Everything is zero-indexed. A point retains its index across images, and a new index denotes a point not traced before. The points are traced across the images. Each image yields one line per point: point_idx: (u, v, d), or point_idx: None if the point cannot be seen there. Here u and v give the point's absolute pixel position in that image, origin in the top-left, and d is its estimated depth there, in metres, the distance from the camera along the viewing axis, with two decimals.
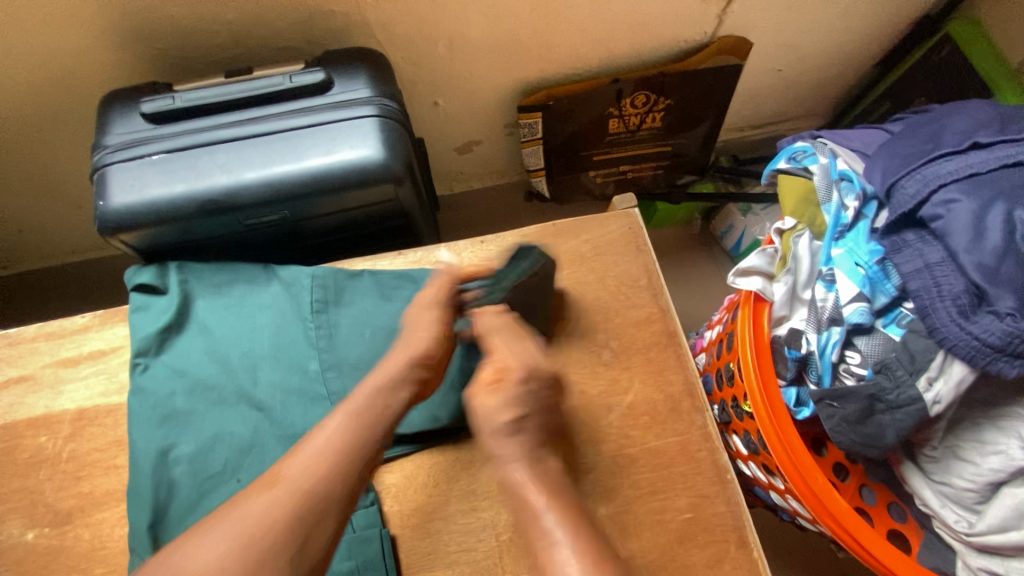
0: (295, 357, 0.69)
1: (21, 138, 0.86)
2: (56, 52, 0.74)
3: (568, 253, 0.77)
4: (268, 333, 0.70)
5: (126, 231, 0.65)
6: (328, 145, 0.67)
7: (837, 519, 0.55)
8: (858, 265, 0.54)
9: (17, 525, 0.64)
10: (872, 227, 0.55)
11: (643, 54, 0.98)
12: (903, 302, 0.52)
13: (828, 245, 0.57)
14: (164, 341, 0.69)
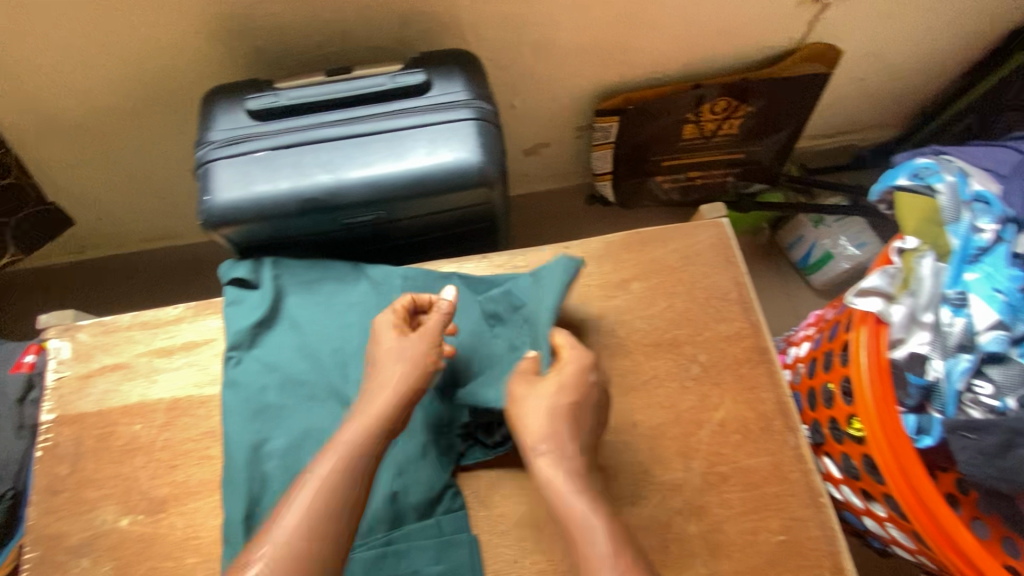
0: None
1: (114, 130, 0.88)
2: (158, 47, 0.76)
3: (657, 262, 0.76)
4: (357, 330, 0.70)
5: (230, 226, 0.66)
6: (429, 147, 0.68)
7: (967, 555, 0.51)
8: (998, 291, 0.52)
9: (112, 511, 0.65)
10: (1011, 252, 0.54)
11: (726, 59, 0.96)
12: None
13: (957, 268, 0.55)
14: (257, 335, 0.70)
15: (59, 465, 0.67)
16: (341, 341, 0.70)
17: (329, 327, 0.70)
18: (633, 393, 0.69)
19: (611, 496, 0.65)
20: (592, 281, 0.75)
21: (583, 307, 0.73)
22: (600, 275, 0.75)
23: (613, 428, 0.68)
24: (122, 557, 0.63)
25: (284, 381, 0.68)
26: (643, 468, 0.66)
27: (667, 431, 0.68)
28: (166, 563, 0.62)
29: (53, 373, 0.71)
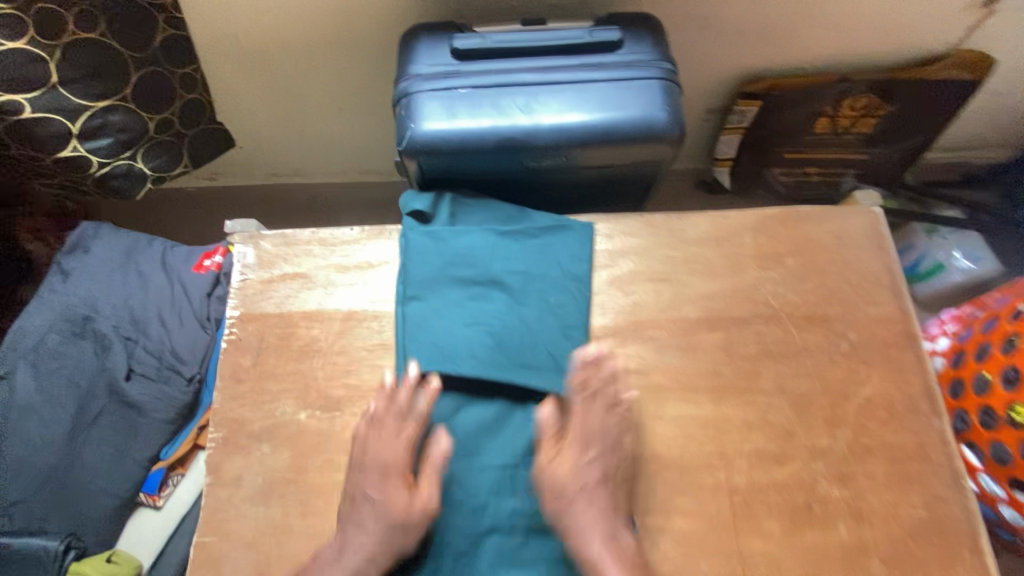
0: (549, 295, 0.73)
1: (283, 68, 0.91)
2: None
3: (810, 240, 0.78)
4: (525, 267, 0.74)
5: (427, 155, 0.70)
6: (621, 101, 0.70)
7: None
8: None
9: (291, 403, 0.70)
10: None
11: (877, 55, 0.98)
12: None
13: None
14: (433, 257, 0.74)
15: (243, 356, 0.72)
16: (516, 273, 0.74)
17: (498, 260, 0.74)
18: (783, 360, 0.72)
19: (757, 452, 0.68)
20: (747, 251, 0.77)
21: (736, 275, 0.76)
22: (754, 246, 0.77)
23: (763, 390, 0.70)
24: (301, 445, 0.68)
25: (461, 308, 0.72)
26: (792, 430, 0.69)
27: (816, 400, 0.70)
28: (343, 454, 0.68)
29: (238, 274, 0.77)
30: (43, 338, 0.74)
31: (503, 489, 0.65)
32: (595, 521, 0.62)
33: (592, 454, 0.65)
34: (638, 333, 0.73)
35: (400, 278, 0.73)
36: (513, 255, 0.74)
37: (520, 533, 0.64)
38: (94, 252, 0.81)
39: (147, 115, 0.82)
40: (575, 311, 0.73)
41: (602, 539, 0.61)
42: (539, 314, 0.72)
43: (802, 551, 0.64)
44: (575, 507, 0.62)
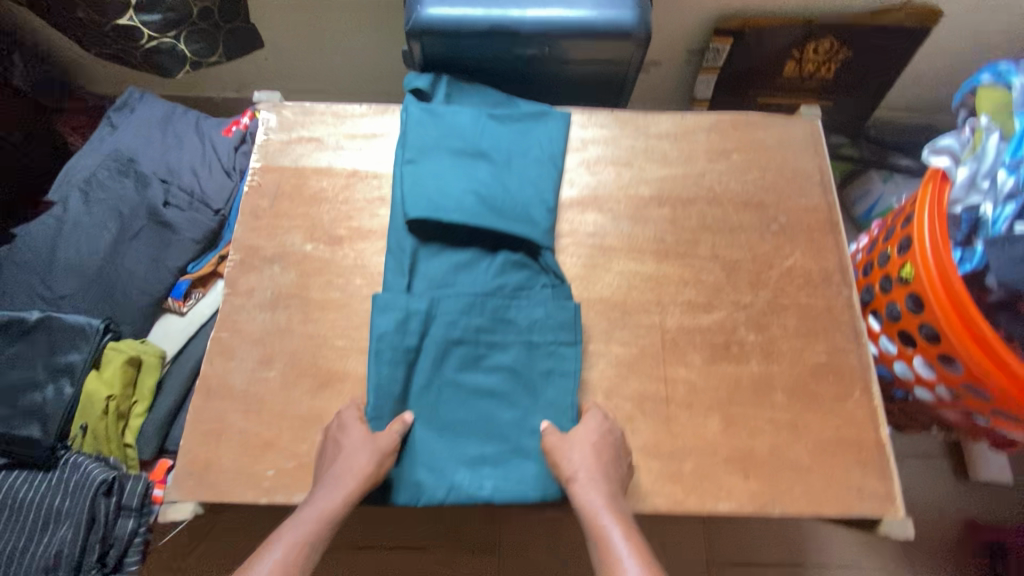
0: (527, 168, 0.85)
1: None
2: None
3: (756, 141, 0.90)
4: (507, 142, 0.86)
5: (428, 35, 0.83)
6: (597, 0, 0.83)
7: (971, 341, 0.65)
8: None
9: (299, 237, 0.83)
10: None
11: (839, 3, 1.10)
12: None
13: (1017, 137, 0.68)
14: (430, 125, 0.85)
15: (261, 198, 0.85)
16: (500, 147, 0.86)
17: (485, 132, 0.86)
18: (720, 234, 0.84)
19: (690, 302, 0.80)
20: (699, 146, 0.89)
21: (687, 165, 0.88)
22: (706, 143, 0.89)
23: (699, 255, 0.83)
24: (306, 269, 0.81)
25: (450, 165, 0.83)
26: (721, 288, 0.81)
27: (744, 266, 0.82)
28: (340, 279, 0.80)
29: (261, 135, 0.89)
30: (93, 173, 0.87)
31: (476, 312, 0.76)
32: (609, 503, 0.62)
33: (592, 468, 0.64)
34: (598, 204, 0.85)
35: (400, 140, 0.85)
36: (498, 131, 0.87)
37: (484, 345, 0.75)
38: (139, 112, 0.94)
39: (192, 2, 0.95)
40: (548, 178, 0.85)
41: (604, 493, 0.62)
42: (518, 179, 0.84)
43: (718, 379, 0.76)
44: (582, 486, 0.63)
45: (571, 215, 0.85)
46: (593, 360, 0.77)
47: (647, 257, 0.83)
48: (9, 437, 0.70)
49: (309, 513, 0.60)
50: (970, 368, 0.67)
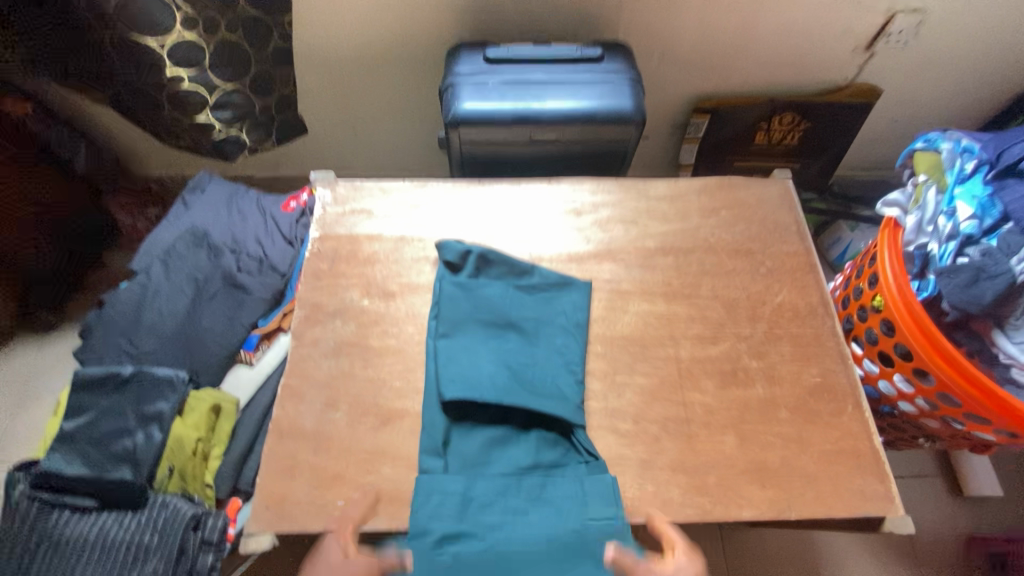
0: (556, 338, 0.91)
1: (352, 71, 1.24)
2: (412, 8, 1.11)
3: (740, 199, 1.06)
4: (533, 314, 0.93)
5: (464, 124, 1.00)
6: (601, 93, 1.01)
7: (940, 356, 0.78)
8: (975, 197, 0.78)
9: (357, 293, 0.95)
10: (985, 178, 0.80)
11: (794, 86, 1.32)
12: (1004, 224, 0.76)
13: (951, 188, 0.82)
14: (457, 327, 0.90)
15: (321, 261, 0.98)
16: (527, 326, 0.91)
17: (512, 306, 0.93)
18: (718, 277, 0.98)
19: (698, 336, 0.93)
20: (692, 205, 1.05)
21: (684, 221, 1.04)
22: (698, 202, 1.06)
23: (702, 295, 0.96)
24: (364, 320, 0.92)
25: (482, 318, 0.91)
26: (724, 323, 0.94)
27: (742, 303, 0.96)
28: (394, 328, 0.92)
29: (319, 208, 1.04)
30: (171, 246, 0.99)
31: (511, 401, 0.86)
32: None
33: None
34: (612, 255, 1.00)
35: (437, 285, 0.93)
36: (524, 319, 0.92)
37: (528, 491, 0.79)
38: (209, 192, 1.08)
39: (257, 98, 1.12)
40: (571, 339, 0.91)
41: None
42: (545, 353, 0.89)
43: (729, 400, 0.87)
44: None
45: (590, 266, 0.99)
46: (620, 390, 0.88)
47: (658, 298, 0.96)
48: (103, 480, 0.78)
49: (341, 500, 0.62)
50: (941, 381, 0.80)
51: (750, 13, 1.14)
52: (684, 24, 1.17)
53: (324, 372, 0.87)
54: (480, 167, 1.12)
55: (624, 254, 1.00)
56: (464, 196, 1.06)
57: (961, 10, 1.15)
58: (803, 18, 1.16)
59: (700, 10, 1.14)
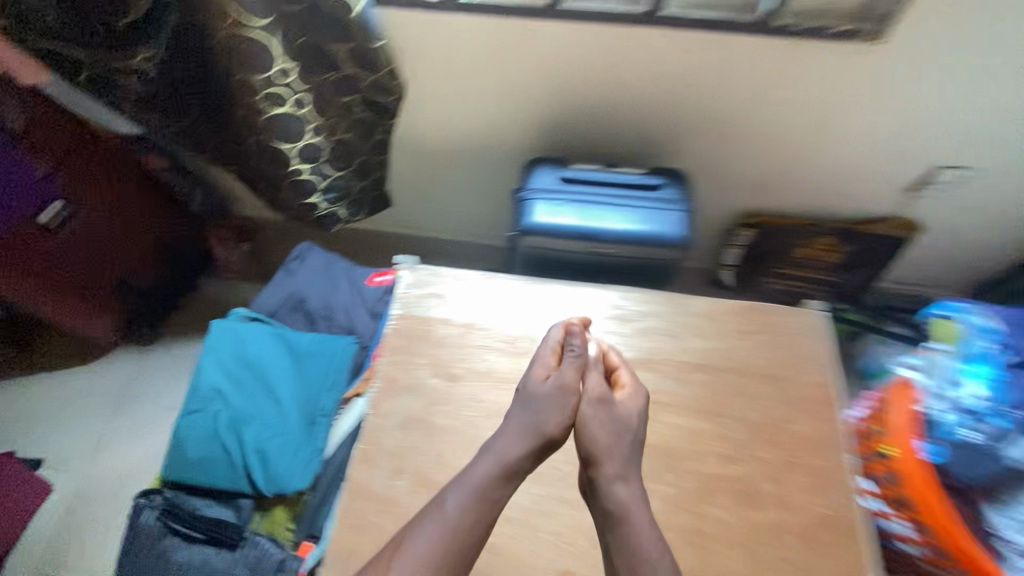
0: (252, 355, 1.08)
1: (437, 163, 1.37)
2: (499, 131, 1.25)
3: (768, 323, 1.16)
4: (259, 345, 1.09)
5: (534, 235, 1.15)
6: (655, 220, 1.15)
7: (945, 523, 0.79)
8: (972, 397, 0.87)
9: (426, 371, 1.08)
10: (982, 379, 0.89)
11: (836, 211, 1.36)
12: (993, 427, 0.85)
13: (951, 377, 0.90)
14: (215, 348, 1.08)
15: (397, 338, 1.12)
16: (260, 350, 1.08)
17: (255, 343, 1.09)
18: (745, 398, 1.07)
19: (722, 455, 1.01)
20: (728, 324, 1.16)
21: (720, 339, 1.14)
22: (733, 321, 1.16)
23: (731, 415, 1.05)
24: (429, 398, 1.05)
25: (229, 367, 1.06)
26: (748, 444, 1.03)
27: (766, 427, 1.05)
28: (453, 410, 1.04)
29: (400, 289, 1.18)
30: (277, 310, 1.19)
31: (253, 414, 1.02)
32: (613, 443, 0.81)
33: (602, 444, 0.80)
34: (652, 365, 1.10)
35: (204, 343, 1.09)
36: (305, 380, 1.07)
37: (206, 463, 0.99)
38: (308, 259, 1.25)
39: (358, 181, 1.28)
40: (283, 380, 1.06)
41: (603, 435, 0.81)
42: (253, 368, 1.07)
43: (745, 520, 0.95)
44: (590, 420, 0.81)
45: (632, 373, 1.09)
46: None
47: (691, 411, 1.06)
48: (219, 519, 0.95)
49: (463, 488, 0.78)
50: (964, 543, 0.80)
51: (807, 140, 1.19)
52: (732, 150, 1.24)
53: (393, 443, 1.00)
54: (541, 269, 1.25)
55: (663, 365, 1.10)
56: (526, 291, 1.18)
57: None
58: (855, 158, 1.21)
59: (750, 139, 1.20)
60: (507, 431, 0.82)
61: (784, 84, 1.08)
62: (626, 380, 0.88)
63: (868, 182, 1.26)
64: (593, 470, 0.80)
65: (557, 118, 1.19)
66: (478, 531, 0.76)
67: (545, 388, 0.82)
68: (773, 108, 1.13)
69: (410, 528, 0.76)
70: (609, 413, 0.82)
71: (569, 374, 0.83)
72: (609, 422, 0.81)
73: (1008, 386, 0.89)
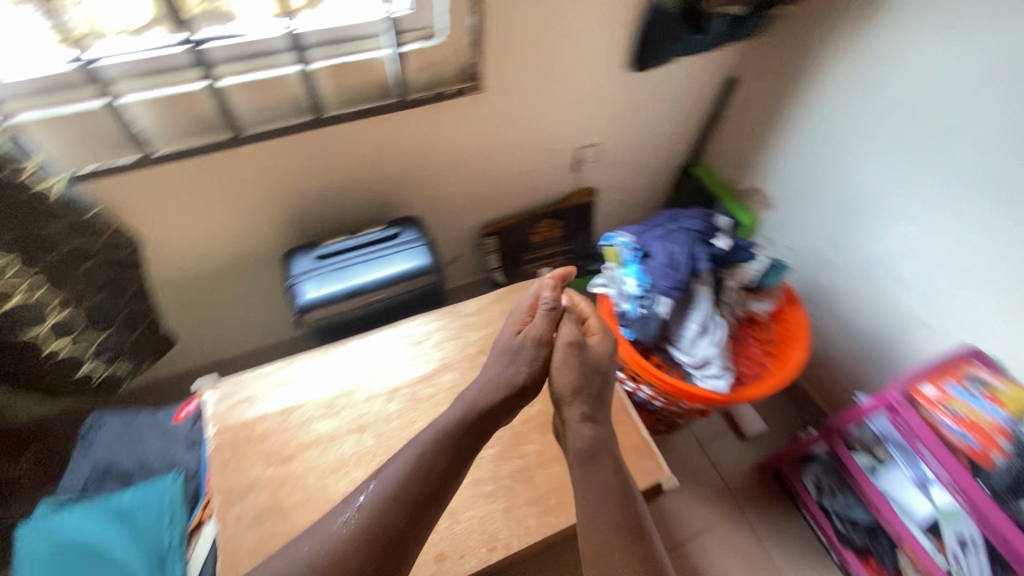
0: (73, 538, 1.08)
1: (205, 286, 1.46)
2: (248, 240, 1.41)
3: (521, 297, 1.49)
4: (78, 525, 1.10)
5: (312, 309, 1.30)
6: (404, 260, 1.39)
7: (649, 371, 1.17)
8: (631, 288, 1.22)
9: (261, 465, 1.18)
10: (634, 272, 1.23)
11: (542, 200, 1.80)
12: (648, 300, 1.20)
13: (619, 282, 1.26)
14: (29, 550, 1.07)
15: (222, 452, 1.19)
16: (80, 529, 1.09)
17: (71, 526, 1.09)
18: None
19: None
20: (494, 310, 1.45)
21: (492, 324, 1.42)
22: (497, 307, 1.46)
23: None
24: (272, 487, 1.15)
25: (50, 561, 1.06)
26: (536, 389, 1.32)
27: None
28: (298, 485, 1.16)
29: (209, 408, 1.26)
30: (87, 485, 1.18)
31: None
32: (583, 389, 1.09)
33: (572, 386, 1.08)
34: (449, 367, 1.34)
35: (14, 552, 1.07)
36: (138, 534, 1.10)
37: None
38: (102, 426, 1.26)
39: (131, 335, 1.34)
40: (114, 545, 1.08)
41: (569, 378, 1.08)
42: (79, 549, 1.07)
43: (552, 443, 1.24)
44: (559, 367, 1.08)
45: (436, 381, 1.32)
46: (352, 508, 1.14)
47: None
48: None
49: (416, 445, 1.02)
50: (666, 379, 1.18)
51: (490, 161, 1.54)
52: (445, 188, 1.55)
53: (253, 540, 1.08)
54: (335, 335, 1.42)
55: (456, 363, 1.35)
56: (326, 359, 1.34)
57: (623, 113, 1.61)
58: (530, 162, 1.61)
59: (453, 177, 1.52)
60: (478, 385, 1.09)
61: (452, 132, 1.40)
62: (596, 331, 1.16)
63: (550, 174, 1.69)
64: (562, 408, 1.09)
65: (293, 212, 1.39)
66: (431, 479, 0.98)
67: (529, 337, 1.10)
68: (448, 151, 1.44)
69: (376, 478, 1.00)
70: (578, 358, 1.08)
71: (538, 330, 1.11)
72: (575, 366, 1.08)
73: (643, 274, 1.22)
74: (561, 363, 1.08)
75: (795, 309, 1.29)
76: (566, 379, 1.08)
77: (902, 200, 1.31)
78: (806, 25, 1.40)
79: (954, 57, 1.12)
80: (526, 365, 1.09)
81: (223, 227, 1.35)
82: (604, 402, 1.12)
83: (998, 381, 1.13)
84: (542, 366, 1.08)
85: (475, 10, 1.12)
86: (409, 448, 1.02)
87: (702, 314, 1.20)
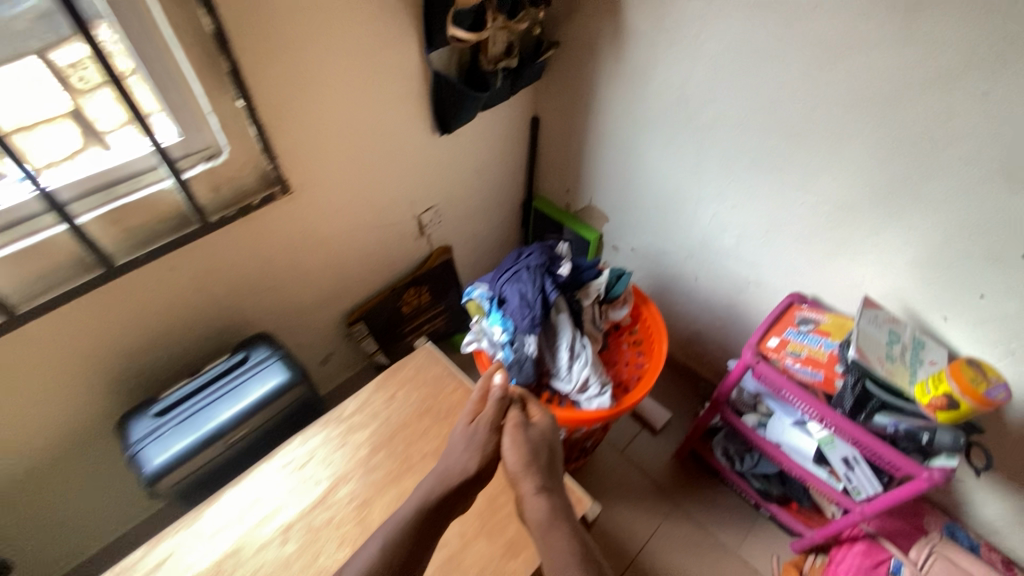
0: None
1: (28, 491, 1.22)
2: (69, 421, 1.21)
3: (401, 378, 1.43)
4: None
5: (166, 475, 1.14)
6: (260, 384, 1.27)
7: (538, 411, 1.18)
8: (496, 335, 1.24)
9: None
10: (496, 319, 1.26)
11: (400, 272, 1.76)
12: (515, 342, 1.22)
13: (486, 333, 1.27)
14: None
15: None
16: None
17: None
18: (420, 440, 1.31)
19: None
20: (375, 402, 1.38)
21: (377, 418, 1.35)
22: (377, 398, 1.39)
23: (418, 460, 1.27)
24: None
25: None
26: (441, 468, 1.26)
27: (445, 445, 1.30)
28: None
29: None
30: None
31: None
32: (534, 465, 1.07)
33: (522, 461, 1.07)
34: (343, 479, 1.24)
35: None
36: None
37: None
38: None
39: None
40: None
41: (518, 455, 1.08)
42: None
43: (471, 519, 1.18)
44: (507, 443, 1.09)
45: (333, 499, 1.21)
46: None
47: (392, 483, 1.23)
48: None
49: (371, 543, 0.97)
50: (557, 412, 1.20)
51: (329, 252, 1.49)
52: (290, 291, 1.47)
53: None
54: (205, 490, 1.24)
55: (351, 472, 1.25)
56: (200, 526, 1.17)
57: (445, 171, 1.66)
58: (372, 241, 1.59)
59: (295, 277, 1.46)
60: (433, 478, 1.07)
61: (275, 237, 1.34)
62: (536, 413, 1.18)
63: (397, 246, 1.68)
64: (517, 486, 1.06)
65: (117, 373, 1.23)
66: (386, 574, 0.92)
67: (481, 422, 1.11)
68: (282, 254, 1.38)
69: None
70: (524, 434, 1.10)
71: (484, 414, 1.14)
72: (525, 440, 1.09)
73: (505, 318, 1.25)
74: (509, 441, 1.09)
75: (649, 307, 1.41)
76: (515, 458, 1.08)
77: (701, 188, 1.47)
78: (576, 59, 1.56)
79: (691, 67, 1.30)
80: (479, 450, 1.09)
81: (29, 421, 1.14)
82: (556, 474, 1.10)
83: (820, 317, 1.30)
84: (496, 448, 1.09)
85: (253, 120, 1.08)
86: (374, 538, 0.98)
87: (568, 340, 1.23)
